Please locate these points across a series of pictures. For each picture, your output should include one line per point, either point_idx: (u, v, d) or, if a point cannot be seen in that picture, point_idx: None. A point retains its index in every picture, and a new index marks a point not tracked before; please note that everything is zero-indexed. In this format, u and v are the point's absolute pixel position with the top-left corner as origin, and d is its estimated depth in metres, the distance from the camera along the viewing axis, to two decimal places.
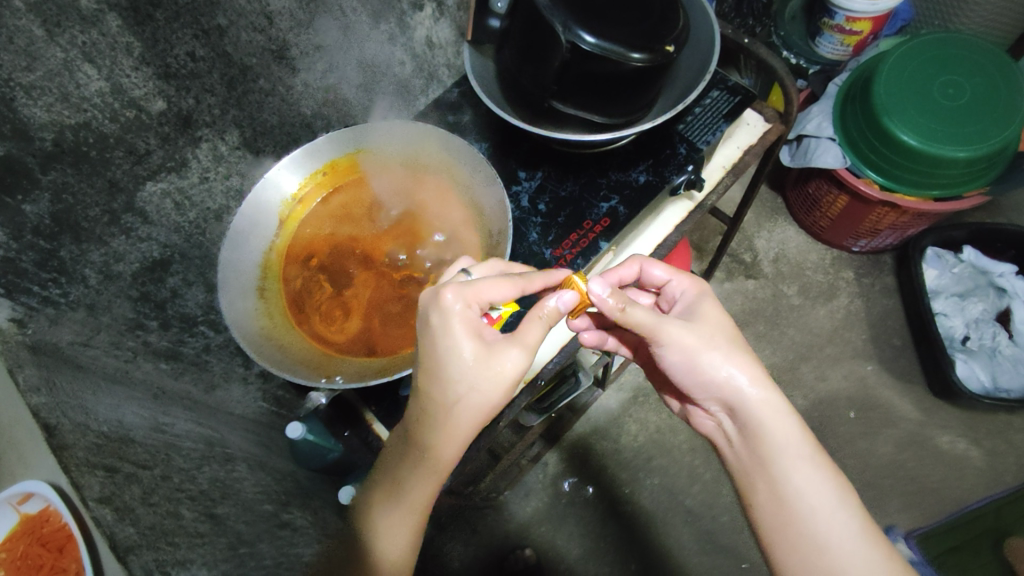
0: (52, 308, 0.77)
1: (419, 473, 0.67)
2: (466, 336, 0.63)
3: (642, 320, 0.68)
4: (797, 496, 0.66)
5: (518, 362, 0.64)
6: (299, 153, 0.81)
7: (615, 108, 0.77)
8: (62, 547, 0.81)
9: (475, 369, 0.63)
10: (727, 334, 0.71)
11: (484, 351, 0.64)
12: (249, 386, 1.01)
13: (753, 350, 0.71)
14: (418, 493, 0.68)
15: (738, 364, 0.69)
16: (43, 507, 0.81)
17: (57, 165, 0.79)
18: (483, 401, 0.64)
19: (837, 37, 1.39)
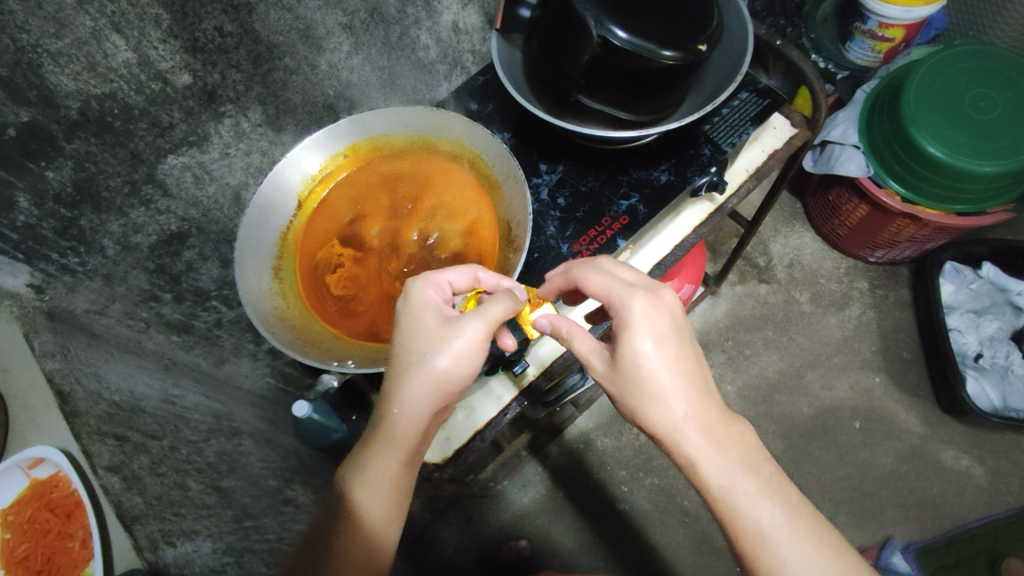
0: (70, 276, 0.84)
1: (382, 447, 0.66)
2: (429, 314, 0.66)
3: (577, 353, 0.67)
4: (735, 541, 0.59)
5: (475, 334, 0.64)
6: (321, 134, 0.80)
7: (642, 106, 0.77)
8: (70, 513, 0.83)
9: (431, 340, 0.65)
10: (653, 372, 0.61)
11: (442, 323, 0.66)
12: (258, 362, 1.02)
13: (687, 392, 0.61)
14: (383, 466, 0.66)
15: (660, 418, 0.61)
16: (54, 472, 0.84)
17: (81, 134, 0.79)
18: (442, 375, 0.64)
19: (869, 43, 1.37)
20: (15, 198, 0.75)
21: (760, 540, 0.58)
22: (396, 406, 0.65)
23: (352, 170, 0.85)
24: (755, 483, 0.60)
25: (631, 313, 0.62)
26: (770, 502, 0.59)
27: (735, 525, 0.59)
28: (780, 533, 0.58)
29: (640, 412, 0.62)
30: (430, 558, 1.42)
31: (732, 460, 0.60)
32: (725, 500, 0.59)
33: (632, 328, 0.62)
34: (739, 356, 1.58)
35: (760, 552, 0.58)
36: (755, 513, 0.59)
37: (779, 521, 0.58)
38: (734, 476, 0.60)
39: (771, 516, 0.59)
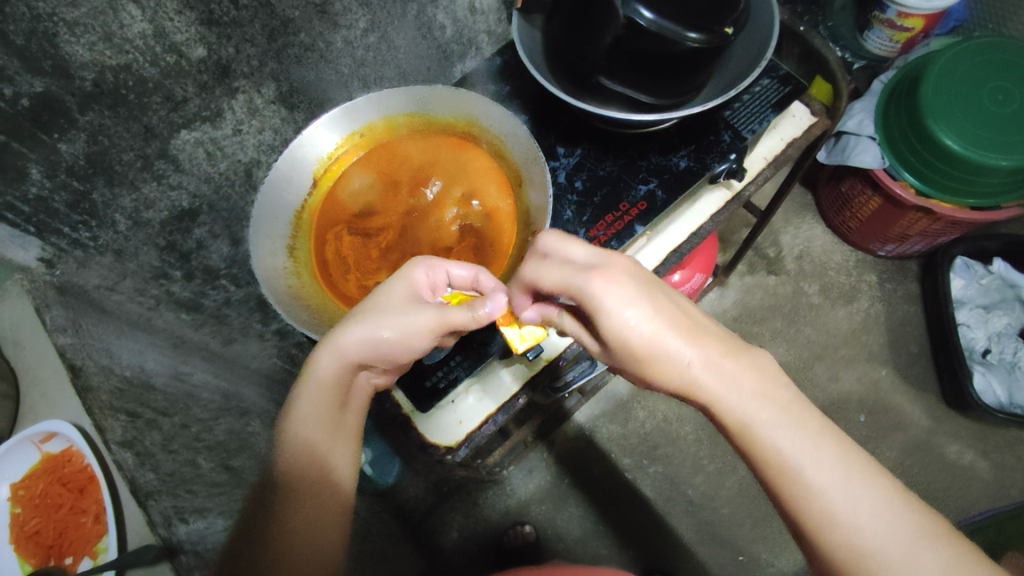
0: (81, 250, 0.82)
1: (308, 387, 0.65)
2: (398, 286, 0.68)
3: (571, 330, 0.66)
4: (765, 478, 0.54)
5: (428, 317, 0.65)
6: (338, 111, 0.78)
7: (662, 90, 0.75)
8: (83, 488, 0.87)
9: (397, 305, 0.66)
10: (640, 337, 0.54)
11: (405, 298, 0.67)
12: (265, 342, 1.10)
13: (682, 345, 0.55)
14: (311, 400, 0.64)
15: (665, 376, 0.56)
16: (65, 448, 0.88)
17: (95, 106, 0.76)
18: (382, 336, 0.64)
19: (887, 32, 1.34)
20: (27, 170, 0.72)
21: (788, 471, 0.52)
22: (327, 349, 0.65)
23: (368, 148, 0.83)
24: (777, 412, 0.53)
25: (590, 290, 0.53)
26: (792, 431, 0.53)
27: (762, 461, 0.53)
28: (808, 459, 0.52)
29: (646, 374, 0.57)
30: (434, 542, 1.42)
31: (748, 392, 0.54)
32: (747, 439, 0.54)
33: (601, 299, 0.53)
34: None
35: (790, 484, 0.52)
36: (780, 445, 0.53)
37: (807, 446, 0.52)
38: (751, 408, 0.54)
39: (794, 444, 0.52)
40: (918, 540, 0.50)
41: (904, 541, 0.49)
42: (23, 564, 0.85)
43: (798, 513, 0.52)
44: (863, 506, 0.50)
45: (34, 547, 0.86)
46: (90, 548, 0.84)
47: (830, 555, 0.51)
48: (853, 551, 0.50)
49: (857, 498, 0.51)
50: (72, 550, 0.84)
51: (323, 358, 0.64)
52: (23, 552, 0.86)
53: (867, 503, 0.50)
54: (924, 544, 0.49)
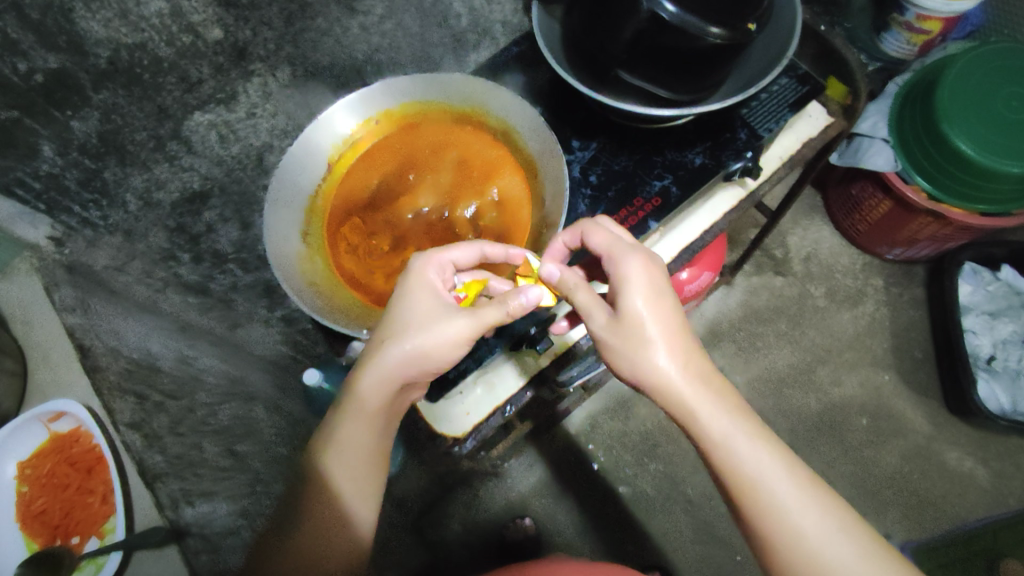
0: (91, 230, 0.85)
1: (352, 412, 0.65)
2: (424, 296, 0.66)
3: (583, 305, 0.66)
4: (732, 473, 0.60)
5: (462, 326, 0.64)
6: (354, 96, 0.78)
7: (681, 85, 0.75)
8: (91, 468, 0.92)
9: (426, 320, 0.65)
10: (649, 324, 0.63)
11: (433, 308, 0.66)
12: (270, 328, 1.00)
13: (683, 343, 0.64)
14: (348, 430, 0.65)
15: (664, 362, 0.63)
16: (73, 429, 0.93)
17: (109, 85, 0.76)
18: (418, 353, 0.63)
19: (904, 35, 1.33)
20: (40, 146, 0.73)
21: (753, 488, 0.59)
22: (370, 372, 0.64)
23: (383, 135, 0.82)
24: (748, 433, 0.61)
25: (629, 267, 0.64)
26: (760, 454, 0.60)
27: (730, 476, 0.60)
28: (773, 473, 0.59)
29: (639, 362, 0.63)
30: (433, 533, 1.43)
31: (725, 411, 0.61)
32: (719, 454, 0.61)
33: (627, 283, 0.64)
34: (750, 348, 1.58)
35: (755, 493, 0.59)
36: (748, 463, 0.59)
37: (773, 467, 0.59)
38: (727, 424, 0.61)
39: (764, 454, 0.60)
40: (862, 562, 0.56)
41: (850, 562, 0.56)
42: (29, 542, 0.90)
43: (756, 526, 0.59)
44: (815, 522, 0.57)
45: (40, 526, 0.91)
46: (99, 528, 0.90)
47: (782, 565, 0.57)
48: (803, 564, 0.56)
49: (812, 515, 0.58)
50: (81, 530, 0.90)
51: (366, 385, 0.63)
52: (29, 531, 0.90)
53: (819, 522, 0.57)
54: (866, 566, 0.56)
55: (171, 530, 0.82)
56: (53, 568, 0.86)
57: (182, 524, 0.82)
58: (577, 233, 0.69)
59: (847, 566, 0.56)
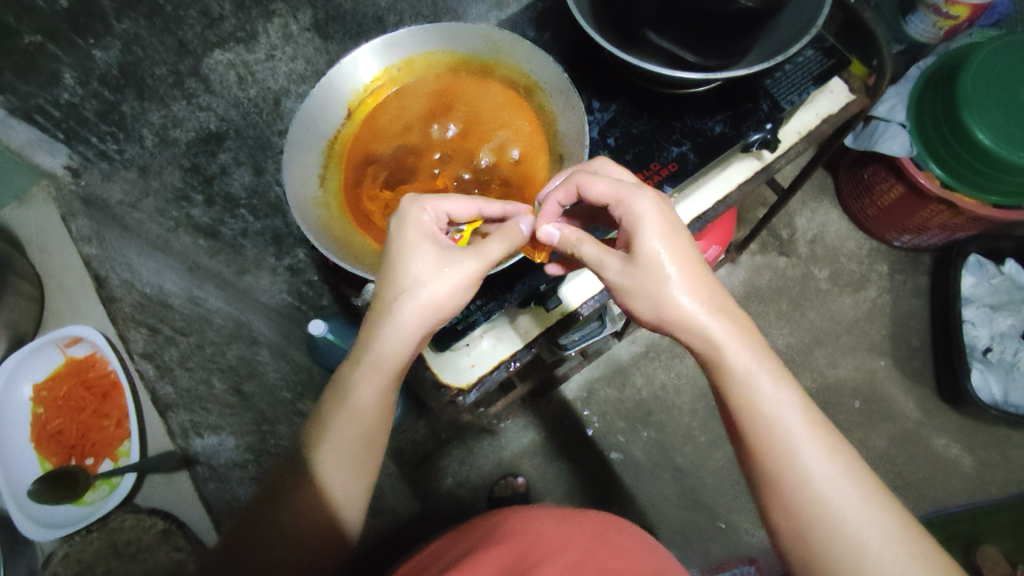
0: (106, 163, 0.87)
1: (365, 375, 0.65)
2: (419, 242, 0.65)
3: (589, 258, 0.66)
4: (745, 417, 0.60)
5: (471, 269, 0.65)
6: (380, 41, 0.78)
7: (709, 49, 0.74)
8: (106, 393, 0.96)
9: (440, 273, 0.64)
10: (663, 262, 0.62)
11: (436, 255, 0.65)
12: (277, 277, 1.11)
13: (704, 282, 0.63)
14: (367, 392, 0.65)
15: (686, 298, 0.62)
16: (90, 353, 0.97)
17: (131, 14, 0.73)
18: (432, 305, 0.64)
19: (932, 18, 1.31)
20: (60, 74, 0.74)
21: (773, 434, 0.59)
22: (386, 332, 0.64)
23: (403, 83, 0.82)
24: (770, 377, 0.60)
25: (638, 206, 0.63)
26: (779, 399, 0.59)
27: (749, 422, 0.60)
28: (787, 415, 0.59)
29: (658, 302, 0.63)
30: (427, 485, 1.47)
31: (744, 354, 0.61)
32: (741, 399, 0.60)
33: (639, 222, 0.62)
34: None
35: (767, 435, 0.59)
36: (769, 407, 0.59)
37: (792, 411, 0.59)
38: (750, 367, 0.60)
39: (777, 397, 0.59)
40: (871, 508, 0.56)
41: (861, 507, 0.56)
42: (43, 461, 0.94)
43: (772, 472, 0.58)
44: (829, 468, 0.57)
45: (55, 446, 0.95)
46: (111, 451, 0.94)
47: (791, 509, 0.58)
48: (814, 509, 0.57)
49: (825, 464, 0.57)
50: (94, 452, 0.94)
51: (390, 343, 0.64)
52: (44, 450, 0.94)
53: (832, 467, 0.57)
54: (873, 508, 0.56)
55: (180, 457, 0.93)
56: (68, 486, 0.90)
57: (191, 451, 0.94)
58: (572, 186, 0.67)
59: (858, 512, 0.56)
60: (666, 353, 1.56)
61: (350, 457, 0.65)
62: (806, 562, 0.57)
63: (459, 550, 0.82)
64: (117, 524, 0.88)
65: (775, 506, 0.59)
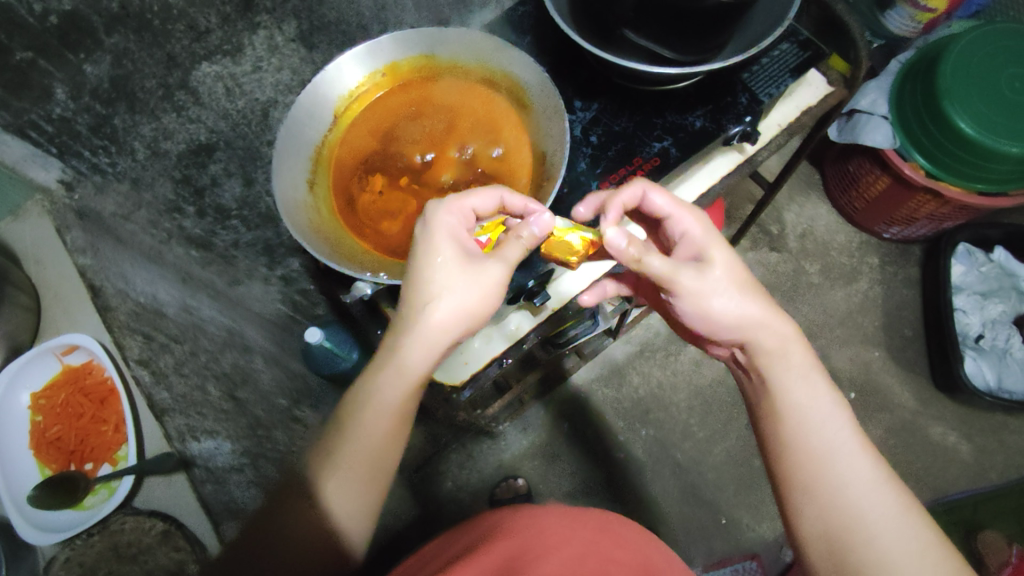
0: (100, 176, 0.89)
1: (388, 381, 0.65)
2: (447, 244, 0.65)
3: (658, 271, 0.67)
4: (797, 415, 0.66)
5: (495, 273, 0.66)
6: (364, 48, 0.79)
7: (685, 45, 0.76)
8: (104, 399, 0.96)
9: (463, 277, 0.65)
10: (729, 275, 0.70)
11: (460, 259, 0.66)
12: (269, 287, 1.13)
13: (764, 298, 0.71)
14: (388, 400, 0.65)
15: (751, 306, 0.69)
16: (87, 360, 0.97)
17: (121, 29, 0.75)
18: (455, 309, 0.65)
19: (910, 11, 1.34)
20: (52, 89, 0.75)
21: (818, 427, 0.65)
22: (413, 336, 0.65)
23: (388, 88, 0.84)
24: (821, 381, 0.68)
25: (706, 225, 0.71)
26: (826, 401, 0.67)
27: (795, 415, 0.67)
28: (835, 417, 0.66)
29: (727, 309, 0.69)
30: (427, 490, 1.47)
31: (798, 357, 0.69)
32: (792, 393, 0.67)
33: (709, 239, 0.71)
34: None
35: (818, 431, 0.65)
36: (816, 405, 0.67)
37: (837, 415, 0.66)
38: (802, 368, 0.69)
39: (827, 403, 0.66)
40: (901, 513, 0.61)
41: (894, 510, 0.61)
42: (43, 468, 0.94)
43: (813, 461, 0.64)
44: (864, 468, 0.63)
45: (55, 452, 0.95)
46: (110, 456, 0.95)
47: (826, 504, 0.62)
48: (848, 503, 0.61)
49: (865, 465, 0.63)
50: (94, 457, 0.94)
51: (415, 350, 0.65)
52: (43, 457, 0.94)
53: (868, 469, 0.63)
54: (903, 517, 0.61)
55: (178, 459, 0.92)
56: (68, 491, 0.91)
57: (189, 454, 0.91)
58: (639, 191, 0.71)
59: (890, 514, 0.61)
60: (661, 351, 1.57)
61: (370, 464, 0.65)
62: (835, 560, 0.61)
63: (457, 549, 0.82)
64: (118, 526, 0.88)
65: (810, 494, 0.63)
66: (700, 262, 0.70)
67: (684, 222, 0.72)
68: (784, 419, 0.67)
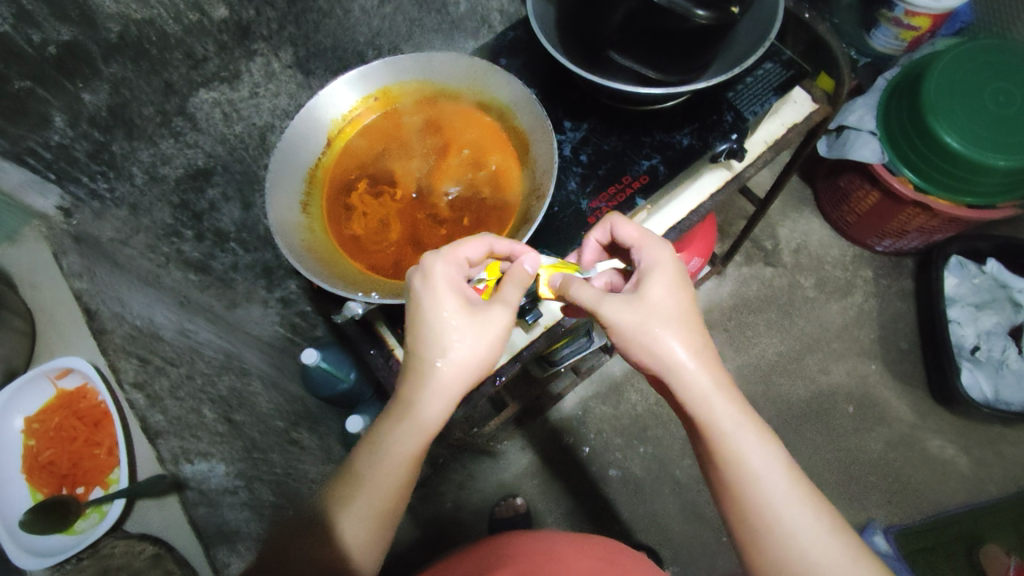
0: (98, 202, 0.89)
1: (404, 432, 0.66)
2: (449, 297, 0.66)
3: (584, 300, 0.69)
4: (727, 464, 0.63)
5: (501, 318, 0.67)
6: (357, 72, 0.81)
7: (669, 65, 0.77)
8: (97, 422, 0.94)
9: (470, 326, 0.66)
10: (659, 310, 0.67)
11: (465, 307, 0.67)
12: (268, 308, 1.18)
13: (700, 333, 0.67)
14: (404, 449, 0.67)
15: (680, 346, 0.65)
16: (81, 384, 0.95)
17: (118, 58, 0.77)
18: (466, 358, 0.66)
19: (893, 31, 1.36)
20: (51, 116, 0.76)
21: (754, 487, 0.62)
22: (426, 386, 0.66)
23: (380, 112, 0.86)
24: (753, 433, 0.64)
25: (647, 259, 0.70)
26: (760, 454, 0.63)
27: (729, 465, 0.63)
28: (766, 466, 0.62)
29: (651, 348, 0.66)
30: (426, 511, 1.46)
31: (728, 408, 0.64)
32: (729, 452, 0.63)
33: (649, 271, 0.69)
34: (741, 336, 1.61)
35: (746, 481, 0.62)
36: (752, 462, 0.62)
37: (772, 464, 0.62)
38: (732, 423, 0.64)
39: (756, 452, 0.63)
40: (850, 561, 0.60)
41: (841, 562, 0.59)
42: (35, 492, 0.92)
43: (755, 522, 0.62)
44: (807, 520, 0.61)
45: (48, 476, 0.93)
46: (102, 479, 0.92)
47: (767, 552, 0.61)
48: (793, 560, 0.60)
49: (800, 516, 0.61)
50: (86, 480, 0.92)
51: (429, 402, 0.66)
52: (34, 481, 0.93)
53: (811, 520, 0.61)
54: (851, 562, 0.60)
55: (171, 482, 0.88)
56: (60, 515, 0.88)
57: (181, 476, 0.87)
58: (608, 226, 0.75)
59: (832, 565, 0.59)
60: None
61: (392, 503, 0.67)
62: None
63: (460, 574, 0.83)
64: (108, 551, 0.85)
65: (755, 552, 0.62)
66: (631, 296, 0.68)
67: (644, 252, 0.71)
68: (723, 480, 0.63)
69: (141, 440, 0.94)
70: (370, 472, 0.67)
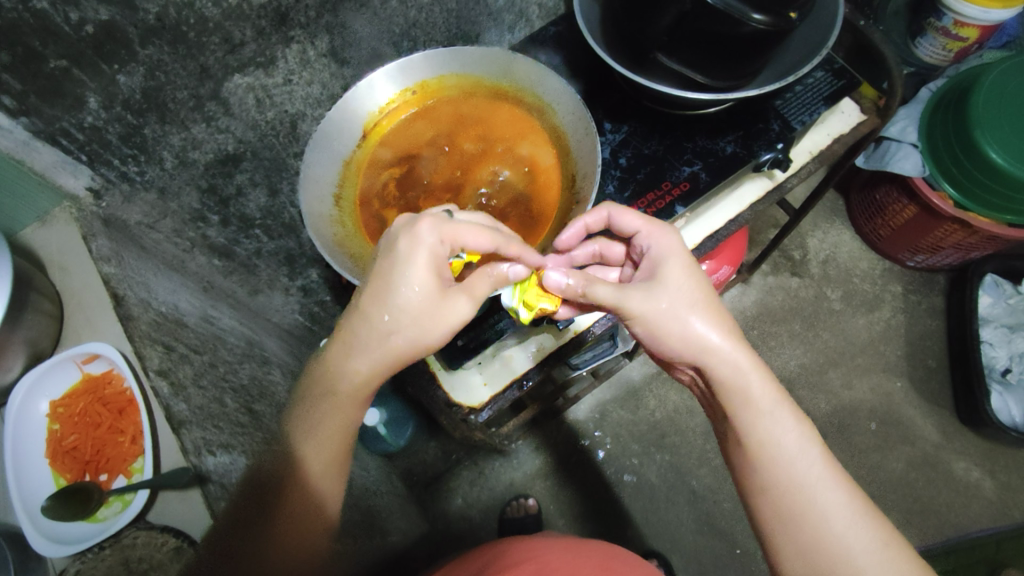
0: (127, 184, 0.89)
1: (336, 403, 0.65)
2: (421, 276, 0.64)
3: (602, 299, 0.68)
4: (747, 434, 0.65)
5: (464, 310, 0.66)
6: (395, 64, 0.80)
7: (719, 71, 0.75)
8: (122, 410, 0.93)
9: (430, 308, 0.65)
10: (675, 291, 0.68)
11: (435, 290, 0.65)
12: (290, 297, 1.21)
13: (721, 306, 0.69)
14: (332, 420, 0.65)
15: (701, 326, 0.67)
16: (107, 370, 0.94)
17: (155, 41, 0.75)
18: (420, 342, 0.65)
19: (941, 40, 1.32)
20: (85, 98, 0.75)
21: (773, 449, 0.63)
22: (366, 358, 0.65)
23: (417, 105, 0.84)
24: (776, 401, 0.65)
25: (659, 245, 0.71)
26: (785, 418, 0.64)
27: (754, 434, 0.64)
28: (786, 430, 0.64)
29: (669, 330, 0.68)
30: (437, 509, 1.45)
31: (757, 384, 0.65)
32: (753, 412, 0.65)
33: (666, 255, 0.70)
34: (764, 346, 1.59)
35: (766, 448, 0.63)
36: (773, 428, 0.64)
37: (793, 431, 0.64)
38: (768, 404, 0.65)
39: (779, 420, 0.64)
40: (884, 549, 0.59)
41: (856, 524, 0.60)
42: (58, 477, 0.92)
43: (780, 488, 0.62)
44: (840, 504, 0.61)
45: (70, 462, 0.93)
46: (124, 468, 0.91)
47: (795, 517, 0.61)
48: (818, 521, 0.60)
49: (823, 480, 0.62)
50: (109, 468, 0.92)
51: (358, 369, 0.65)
52: (58, 467, 0.92)
53: (845, 503, 0.61)
54: (879, 538, 0.60)
55: (194, 475, 0.86)
56: (82, 502, 0.87)
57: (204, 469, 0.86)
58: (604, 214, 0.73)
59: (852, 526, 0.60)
60: None
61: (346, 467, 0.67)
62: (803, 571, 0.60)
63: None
64: (130, 541, 0.84)
65: (774, 519, 0.63)
66: (650, 282, 0.69)
67: (654, 238, 0.71)
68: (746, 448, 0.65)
69: (165, 428, 0.93)
70: (313, 449, 0.65)
